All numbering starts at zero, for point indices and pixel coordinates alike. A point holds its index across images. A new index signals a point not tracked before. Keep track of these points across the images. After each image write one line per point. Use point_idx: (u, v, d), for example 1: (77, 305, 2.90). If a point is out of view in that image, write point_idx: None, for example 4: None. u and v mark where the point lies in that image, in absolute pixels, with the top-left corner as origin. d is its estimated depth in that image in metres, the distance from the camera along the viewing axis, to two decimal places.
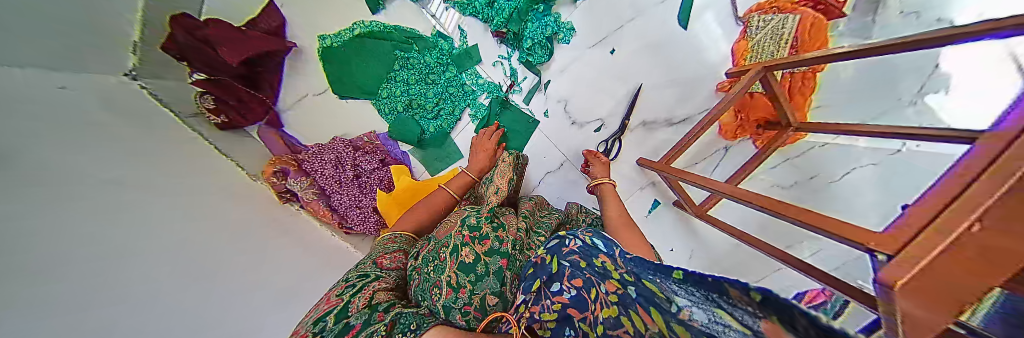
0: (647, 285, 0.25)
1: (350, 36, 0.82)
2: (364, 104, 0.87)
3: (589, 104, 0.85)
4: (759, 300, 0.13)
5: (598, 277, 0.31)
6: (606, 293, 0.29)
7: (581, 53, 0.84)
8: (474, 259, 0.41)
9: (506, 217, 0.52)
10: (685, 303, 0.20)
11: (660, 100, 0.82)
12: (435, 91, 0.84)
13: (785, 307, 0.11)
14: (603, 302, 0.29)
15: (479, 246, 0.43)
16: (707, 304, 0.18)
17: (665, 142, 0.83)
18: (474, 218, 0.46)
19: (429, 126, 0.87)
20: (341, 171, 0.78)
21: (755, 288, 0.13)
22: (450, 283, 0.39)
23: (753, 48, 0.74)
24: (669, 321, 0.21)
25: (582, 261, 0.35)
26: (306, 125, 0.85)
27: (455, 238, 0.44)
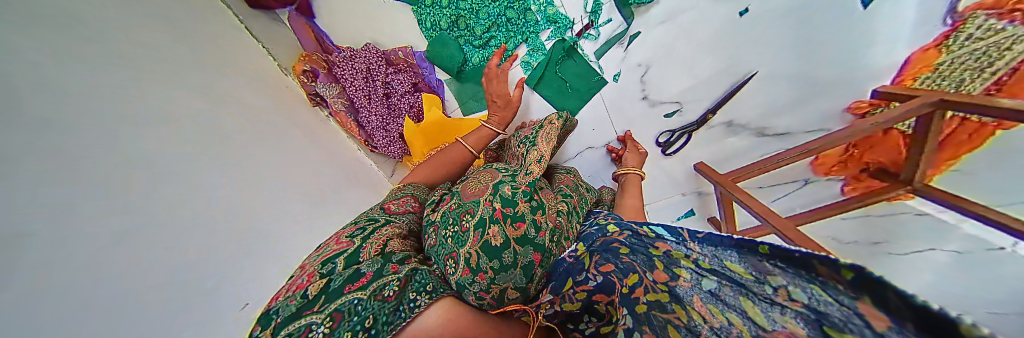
0: (727, 267, 0.22)
1: None
2: (403, 9, 0.72)
3: (670, 80, 0.68)
4: (850, 279, 0.13)
5: (643, 265, 0.28)
6: (658, 283, 0.26)
7: (692, 7, 0.61)
8: (502, 242, 0.33)
9: (546, 196, 0.44)
10: (782, 284, 0.18)
11: (769, 102, 0.62)
12: (490, 12, 0.69)
13: (880, 285, 0.11)
14: (651, 289, 0.26)
15: (512, 230, 0.34)
16: (803, 285, 0.16)
17: (738, 152, 0.68)
18: (508, 188, 0.38)
19: (474, 56, 0.73)
20: (372, 85, 0.75)
21: (846, 265, 0.13)
22: (464, 268, 0.31)
23: (943, 65, 0.46)
24: (758, 312, 0.19)
25: (624, 248, 0.31)
26: (339, 21, 0.76)
27: (483, 208, 0.36)
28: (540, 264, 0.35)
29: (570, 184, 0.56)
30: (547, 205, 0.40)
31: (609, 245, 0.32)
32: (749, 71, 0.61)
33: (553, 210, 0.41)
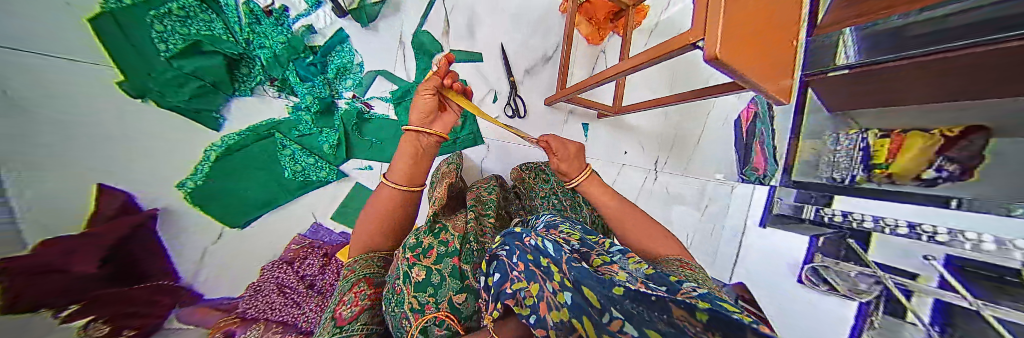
0: (585, 292, 0.29)
1: (209, 165, 0.69)
2: (270, 215, 0.77)
3: (479, 80, 0.98)
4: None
5: (544, 276, 0.34)
6: (554, 295, 0.31)
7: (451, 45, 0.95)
8: (425, 274, 0.40)
9: (448, 219, 0.56)
10: (619, 318, 0.25)
11: (529, 49, 1.05)
12: (335, 153, 0.81)
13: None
14: (554, 306, 0.30)
15: (426, 260, 0.43)
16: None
17: (551, 77, 1.08)
18: (415, 238, 0.46)
19: (331, 176, 0.82)
20: (289, 293, 0.70)
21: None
22: (417, 304, 0.38)
23: None
24: (602, 331, 0.25)
25: (530, 256, 0.37)
26: (214, 272, 0.71)
27: (401, 265, 0.43)
28: (464, 260, 0.44)
29: (478, 200, 0.67)
30: (450, 224, 0.52)
31: (523, 248, 0.39)
32: (503, 43, 1.01)
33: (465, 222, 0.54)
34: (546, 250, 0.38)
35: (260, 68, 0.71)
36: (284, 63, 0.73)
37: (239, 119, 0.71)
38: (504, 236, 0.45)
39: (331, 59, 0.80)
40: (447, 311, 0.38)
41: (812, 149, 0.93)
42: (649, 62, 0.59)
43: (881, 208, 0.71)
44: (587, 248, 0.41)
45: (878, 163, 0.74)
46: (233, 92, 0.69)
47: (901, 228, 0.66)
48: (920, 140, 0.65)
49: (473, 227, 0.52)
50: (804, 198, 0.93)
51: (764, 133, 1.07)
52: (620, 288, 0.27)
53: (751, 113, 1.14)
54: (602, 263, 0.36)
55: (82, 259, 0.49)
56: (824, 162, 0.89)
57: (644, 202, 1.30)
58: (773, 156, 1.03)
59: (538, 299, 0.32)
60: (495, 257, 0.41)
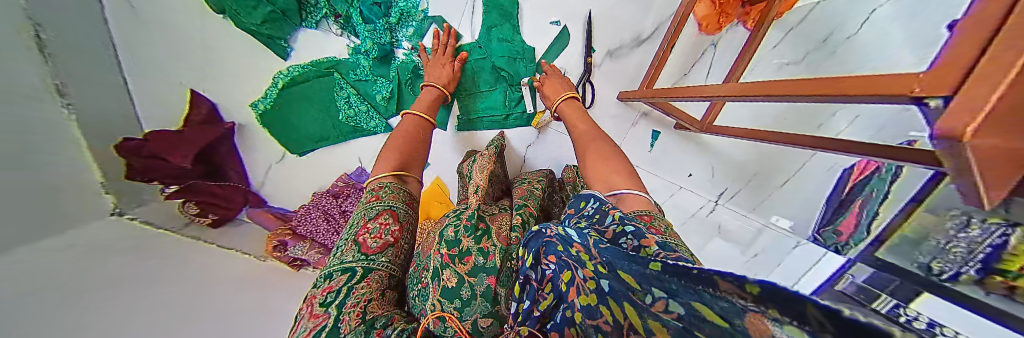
0: (623, 277, 0.25)
1: (276, 91, 0.74)
2: (324, 151, 0.83)
3: (550, 53, 0.86)
4: (756, 294, 0.13)
5: (574, 263, 0.30)
6: (583, 281, 0.28)
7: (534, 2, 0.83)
8: (456, 281, 0.39)
9: (492, 218, 0.51)
10: (663, 296, 0.21)
11: (620, 24, 0.86)
12: (382, 104, 0.79)
13: (796, 298, 0.11)
14: (582, 291, 0.28)
15: (461, 266, 0.41)
16: (686, 298, 0.19)
17: (637, 62, 0.90)
18: (450, 232, 0.44)
19: (377, 127, 0.82)
20: (333, 223, 0.79)
21: (753, 280, 0.14)
22: (439, 310, 0.37)
23: None
24: (645, 317, 0.21)
25: (558, 244, 0.33)
26: (275, 187, 0.82)
27: (435, 259, 0.42)
28: (500, 283, 0.40)
29: (526, 193, 0.61)
30: (493, 227, 0.47)
31: (543, 241, 0.35)
32: (590, 10, 0.84)
33: (505, 224, 0.49)
34: (566, 237, 0.33)
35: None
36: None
37: (303, 53, 0.73)
38: (529, 243, 0.38)
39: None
40: (466, 329, 0.36)
41: (919, 227, 0.79)
42: (774, 98, 0.44)
43: (962, 324, 0.69)
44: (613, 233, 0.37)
45: (1005, 270, 0.66)
46: (301, 22, 0.70)
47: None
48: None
49: (518, 237, 0.47)
50: (882, 279, 0.86)
51: (874, 195, 0.86)
52: (657, 262, 0.22)
53: (871, 165, 0.86)
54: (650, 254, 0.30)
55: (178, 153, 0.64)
56: (926, 246, 0.79)
57: (691, 232, 1.12)
58: (869, 219, 0.87)
59: (569, 290, 0.29)
60: (526, 278, 0.36)
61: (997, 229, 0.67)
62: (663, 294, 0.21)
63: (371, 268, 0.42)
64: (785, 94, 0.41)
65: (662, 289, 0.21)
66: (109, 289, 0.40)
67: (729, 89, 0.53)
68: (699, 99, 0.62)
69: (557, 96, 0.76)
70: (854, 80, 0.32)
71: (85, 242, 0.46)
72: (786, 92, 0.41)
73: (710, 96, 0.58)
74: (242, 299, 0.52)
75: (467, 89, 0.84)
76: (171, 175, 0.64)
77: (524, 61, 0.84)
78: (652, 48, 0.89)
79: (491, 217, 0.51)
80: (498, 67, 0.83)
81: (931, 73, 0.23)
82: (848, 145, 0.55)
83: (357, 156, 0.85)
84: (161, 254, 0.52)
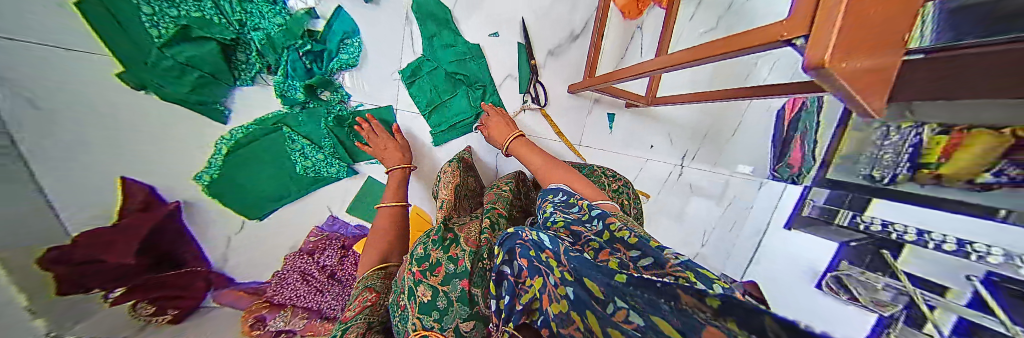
0: (587, 284, 0.26)
1: (222, 157, 0.70)
2: (287, 208, 0.80)
3: (495, 64, 0.91)
4: (715, 307, 0.14)
5: (544, 269, 0.31)
6: (555, 289, 0.29)
7: (469, 20, 0.86)
8: (431, 294, 0.38)
9: (461, 228, 0.51)
10: (624, 306, 0.22)
11: (554, 25, 0.93)
12: (338, 147, 0.79)
13: (754, 309, 0.11)
14: (554, 298, 0.29)
15: (433, 278, 0.40)
16: (648, 313, 0.19)
17: (576, 56, 0.97)
18: (421, 250, 0.43)
19: (337, 171, 0.82)
20: (314, 282, 0.76)
21: (712, 295, 0.14)
22: (420, 328, 0.37)
23: None
24: (604, 324, 0.22)
25: (531, 252, 0.33)
26: (242, 257, 0.77)
27: (408, 279, 0.41)
28: (473, 284, 0.40)
29: (494, 197, 0.61)
30: (462, 235, 0.47)
31: (517, 243, 0.36)
32: (523, 17, 0.90)
33: (473, 231, 0.49)
34: (539, 243, 0.34)
35: (256, 54, 0.67)
36: (286, 51, 0.69)
37: (244, 114, 0.70)
38: (501, 243, 0.39)
39: (330, 42, 0.74)
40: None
41: (856, 143, 0.92)
42: (692, 62, 0.50)
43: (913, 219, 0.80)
44: (581, 232, 0.38)
45: (927, 162, 0.76)
46: (235, 82, 0.67)
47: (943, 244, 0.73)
48: (980, 142, 0.64)
49: (487, 238, 0.47)
50: (838, 197, 0.96)
51: (807, 128, 1.05)
52: (624, 275, 0.23)
53: (798, 104, 1.08)
54: (599, 250, 0.33)
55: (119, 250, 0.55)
56: (864, 159, 0.90)
57: (667, 197, 1.17)
58: (811, 148, 1.04)
59: (542, 295, 0.31)
60: (499, 275, 0.36)
61: (912, 130, 0.77)
62: (624, 305, 0.22)
63: (347, 327, 0.42)
64: (695, 57, 0.49)
65: (624, 301, 0.22)
66: None
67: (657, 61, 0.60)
68: (637, 77, 0.68)
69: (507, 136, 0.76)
70: (741, 35, 0.38)
71: None
72: (699, 55, 0.47)
73: (646, 72, 0.64)
74: None
75: (430, 104, 0.88)
76: (115, 276, 0.54)
77: (473, 59, 0.88)
78: (585, 43, 0.97)
79: (461, 229, 0.50)
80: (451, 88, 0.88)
81: (797, 18, 0.29)
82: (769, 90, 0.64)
83: (324, 203, 0.84)
84: None
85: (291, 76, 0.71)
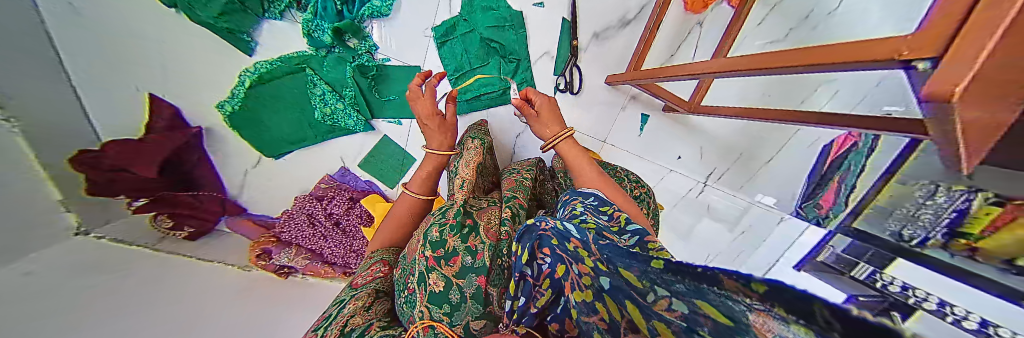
0: (624, 275, 0.25)
1: (244, 90, 0.70)
2: (303, 152, 0.80)
3: (534, 38, 0.84)
4: (763, 293, 0.12)
5: (569, 258, 0.30)
6: (580, 277, 0.28)
7: None
8: (444, 283, 0.38)
9: (480, 213, 0.49)
10: (665, 294, 0.20)
11: (605, 6, 0.84)
12: (356, 99, 0.77)
13: (805, 295, 0.10)
14: (577, 286, 0.28)
15: (448, 268, 0.39)
16: (691, 298, 0.18)
17: (622, 45, 0.88)
18: (435, 231, 0.42)
19: (353, 124, 0.80)
20: (319, 226, 0.79)
21: (758, 278, 0.12)
22: (429, 318, 0.38)
23: None
24: (647, 315, 0.21)
25: (553, 239, 0.32)
26: (254, 193, 0.79)
27: (420, 263, 0.41)
28: (490, 283, 0.39)
29: (516, 185, 0.58)
30: (481, 223, 0.45)
31: (538, 235, 0.34)
32: None
33: (491, 220, 0.47)
34: (564, 232, 0.33)
35: None
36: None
37: (269, 47, 0.70)
38: (519, 238, 0.36)
39: None
40: (459, 334, 0.37)
41: (896, 197, 0.80)
42: (758, 74, 0.44)
43: (936, 289, 0.73)
44: (607, 234, 0.37)
45: (967, 233, 0.67)
46: (263, 13, 0.67)
47: (962, 321, 0.66)
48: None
49: (508, 231, 0.45)
50: (860, 248, 0.90)
51: (852, 168, 0.90)
52: (660, 261, 0.21)
53: (849, 141, 0.92)
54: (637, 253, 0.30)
55: (145, 164, 0.59)
56: (897, 215, 0.81)
57: (682, 213, 1.13)
58: (847, 192, 0.91)
59: (564, 285, 0.30)
60: (518, 274, 0.34)
61: (962, 194, 0.67)
62: (667, 292, 0.20)
63: (355, 293, 0.44)
64: (765, 69, 0.42)
65: (667, 288, 0.20)
66: (115, 312, 0.39)
67: (710, 64, 0.54)
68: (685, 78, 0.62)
69: (555, 130, 0.63)
70: (834, 52, 0.32)
71: (72, 267, 0.43)
72: (769, 69, 0.41)
73: (698, 74, 0.57)
74: (236, 312, 0.50)
75: (458, 70, 0.83)
76: (138, 187, 0.59)
77: (513, 28, 0.82)
78: (638, 30, 0.87)
79: (479, 214, 0.49)
80: (480, 59, 0.83)
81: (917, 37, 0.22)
82: (832, 119, 0.57)
83: (334, 153, 0.83)
84: (154, 272, 0.50)
85: (320, 16, 0.70)
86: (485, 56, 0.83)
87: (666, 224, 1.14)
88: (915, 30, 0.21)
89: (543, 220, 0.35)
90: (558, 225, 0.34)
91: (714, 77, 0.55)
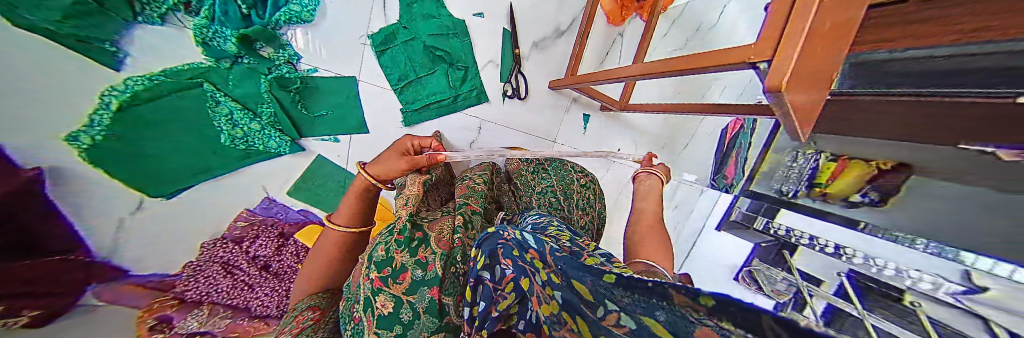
0: (576, 287, 0.25)
1: (109, 114, 0.54)
2: (207, 184, 0.66)
3: (479, 46, 0.85)
4: (710, 306, 0.12)
5: (530, 270, 0.30)
6: (542, 288, 0.28)
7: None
8: (394, 303, 0.35)
9: (431, 224, 0.47)
10: (615, 308, 0.21)
11: (542, 17, 0.90)
12: (278, 116, 0.68)
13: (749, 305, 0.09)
14: (543, 300, 0.28)
15: (397, 286, 0.36)
16: (635, 313, 0.18)
17: (560, 52, 0.95)
18: (382, 250, 0.39)
19: (277, 144, 0.70)
20: (238, 276, 0.66)
21: (706, 292, 0.12)
22: None
23: None
24: (595, 328, 0.22)
25: (515, 251, 0.32)
26: (133, 247, 0.59)
27: (365, 287, 0.37)
28: (444, 293, 0.37)
29: (467, 193, 0.57)
30: (433, 235, 0.43)
31: (498, 243, 0.33)
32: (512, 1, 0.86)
33: (446, 231, 0.46)
34: (524, 243, 0.34)
35: None
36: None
37: (147, 59, 0.57)
38: (480, 244, 0.36)
39: None
40: None
41: (774, 163, 1.02)
42: (663, 72, 0.53)
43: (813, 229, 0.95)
44: (564, 243, 0.37)
45: (819, 183, 0.87)
46: (135, 18, 0.55)
47: (825, 247, 0.91)
48: (856, 171, 0.75)
49: (462, 239, 0.44)
50: (756, 206, 1.12)
51: (740, 145, 1.13)
52: (610, 275, 0.21)
53: (738, 125, 1.16)
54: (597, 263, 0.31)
55: None
56: (778, 176, 1.01)
57: (626, 199, 1.25)
58: (742, 164, 1.13)
59: (525, 296, 0.29)
60: (477, 281, 0.33)
61: (813, 156, 0.87)
62: (616, 307, 0.20)
63: None
64: (668, 67, 0.51)
65: (616, 304, 0.20)
66: None
67: (630, 68, 0.62)
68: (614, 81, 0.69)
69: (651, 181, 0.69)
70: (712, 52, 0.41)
71: None
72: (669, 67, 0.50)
73: (625, 75, 0.64)
74: None
75: (402, 79, 0.79)
76: None
77: (457, 36, 0.82)
78: (572, 39, 0.96)
79: (429, 224, 0.47)
80: (425, 68, 0.80)
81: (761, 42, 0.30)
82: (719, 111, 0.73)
83: (253, 181, 0.71)
84: None
85: (220, 21, 0.60)
86: (429, 66, 0.81)
87: (614, 210, 1.24)
88: (757, 40, 0.30)
89: (510, 233, 0.35)
90: (520, 237, 0.35)
91: (634, 78, 0.63)
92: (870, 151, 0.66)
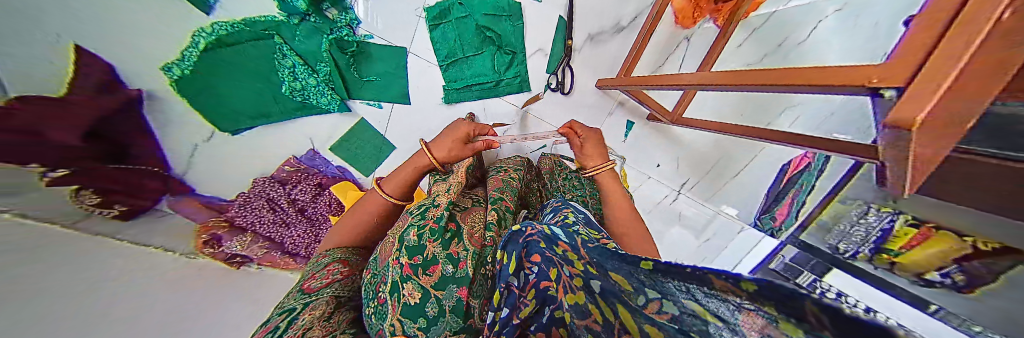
0: (614, 278, 0.24)
1: (196, 53, 0.61)
2: (266, 128, 0.73)
3: (531, 32, 0.82)
4: (752, 291, 0.12)
5: (559, 260, 0.28)
6: (569, 279, 0.26)
7: None
8: (422, 294, 0.36)
9: (465, 217, 0.47)
10: (657, 296, 0.20)
11: (601, 10, 0.84)
12: (331, 75, 0.72)
13: (794, 289, 0.10)
14: (567, 288, 0.25)
15: (427, 279, 0.37)
16: (681, 299, 0.18)
17: (613, 52, 0.89)
18: (414, 233, 0.40)
19: (327, 101, 0.74)
20: (280, 214, 0.73)
21: (747, 277, 0.13)
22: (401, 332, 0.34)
23: None
24: (639, 319, 0.20)
25: (541, 241, 0.29)
26: (202, 172, 0.69)
27: (394, 270, 0.38)
28: (472, 295, 0.37)
29: (501, 184, 0.57)
30: (466, 230, 0.43)
31: (524, 241, 0.30)
32: None
33: (478, 226, 0.45)
34: (551, 235, 0.31)
35: None
36: None
37: (231, 6, 0.62)
38: (505, 244, 0.32)
39: None
40: None
41: (835, 215, 0.87)
42: (736, 87, 0.45)
43: (864, 295, 0.82)
44: (587, 235, 0.36)
45: (889, 248, 0.75)
46: None
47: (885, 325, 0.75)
48: (939, 241, 0.64)
49: (494, 239, 0.43)
50: (804, 258, 0.97)
51: (802, 186, 0.97)
52: (648, 261, 0.21)
53: (803, 161, 0.99)
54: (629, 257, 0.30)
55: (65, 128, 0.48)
56: (835, 231, 0.88)
57: (655, 219, 1.17)
58: (799, 208, 0.98)
59: (550, 290, 0.27)
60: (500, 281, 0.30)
61: (888, 215, 0.75)
62: (659, 294, 0.20)
63: (309, 302, 0.38)
64: (745, 81, 0.44)
65: (659, 291, 0.20)
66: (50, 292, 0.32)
67: (691, 77, 0.57)
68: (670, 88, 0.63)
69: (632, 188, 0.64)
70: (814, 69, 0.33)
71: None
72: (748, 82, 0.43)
73: (686, 84, 0.58)
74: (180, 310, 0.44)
75: (449, 56, 0.79)
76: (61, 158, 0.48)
77: (509, 19, 0.79)
78: (631, 36, 0.88)
79: (462, 216, 0.46)
80: (472, 48, 0.79)
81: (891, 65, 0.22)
82: (789, 139, 0.62)
83: (302, 132, 0.76)
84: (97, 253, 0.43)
85: None
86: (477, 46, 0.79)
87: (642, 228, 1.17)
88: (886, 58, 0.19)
89: (528, 224, 0.33)
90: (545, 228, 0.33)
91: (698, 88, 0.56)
92: (969, 222, 0.54)
